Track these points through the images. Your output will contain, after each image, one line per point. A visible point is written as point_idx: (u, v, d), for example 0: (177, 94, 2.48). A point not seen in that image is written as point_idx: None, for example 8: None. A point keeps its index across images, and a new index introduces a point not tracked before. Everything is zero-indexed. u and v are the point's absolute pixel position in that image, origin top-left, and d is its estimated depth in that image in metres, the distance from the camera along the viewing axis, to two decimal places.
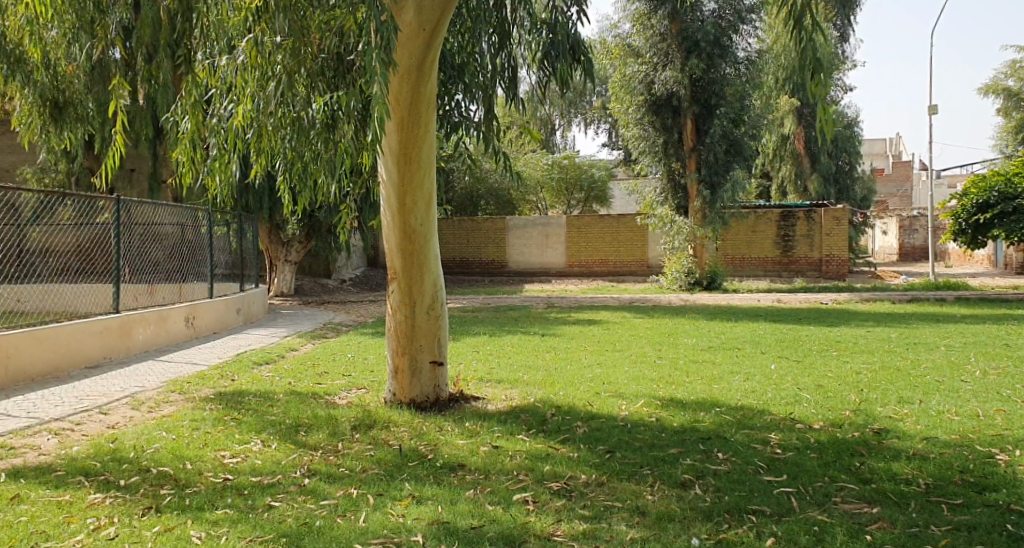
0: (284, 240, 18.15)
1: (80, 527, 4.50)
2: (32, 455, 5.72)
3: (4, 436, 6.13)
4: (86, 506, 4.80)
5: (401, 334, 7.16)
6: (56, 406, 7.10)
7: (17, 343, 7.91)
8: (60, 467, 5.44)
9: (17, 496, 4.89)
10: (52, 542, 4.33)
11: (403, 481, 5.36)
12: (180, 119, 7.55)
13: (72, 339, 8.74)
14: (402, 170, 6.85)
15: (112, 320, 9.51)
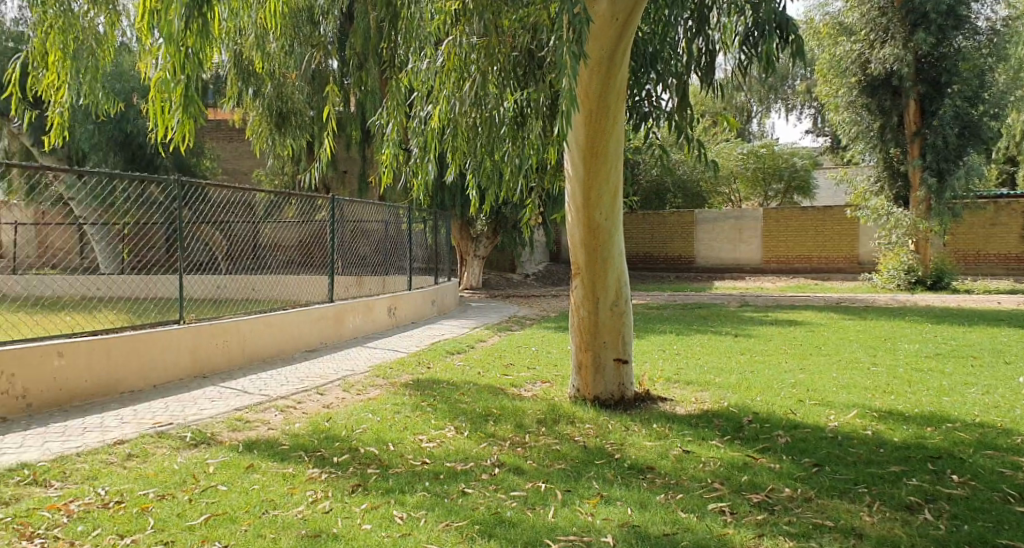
0: (474, 235, 18.65)
1: (300, 498, 4.79)
2: (263, 428, 6.20)
3: (240, 409, 6.69)
4: (305, 479, 5.09)
5: (585, 330, 7.02)
6: (281, 385, 7.68)
7: (252, 327, 8.66)
8: (284, 441, 5.83)
9: (250, 465, 5.30)
10: (278, 509, 4.62)
11: (591, 480, 5.21)
12: (384, 121, 7.85)
13: (296, 324, 9.44)
14: (588, 163, 6.71)
15: (328, 308, 10.17)
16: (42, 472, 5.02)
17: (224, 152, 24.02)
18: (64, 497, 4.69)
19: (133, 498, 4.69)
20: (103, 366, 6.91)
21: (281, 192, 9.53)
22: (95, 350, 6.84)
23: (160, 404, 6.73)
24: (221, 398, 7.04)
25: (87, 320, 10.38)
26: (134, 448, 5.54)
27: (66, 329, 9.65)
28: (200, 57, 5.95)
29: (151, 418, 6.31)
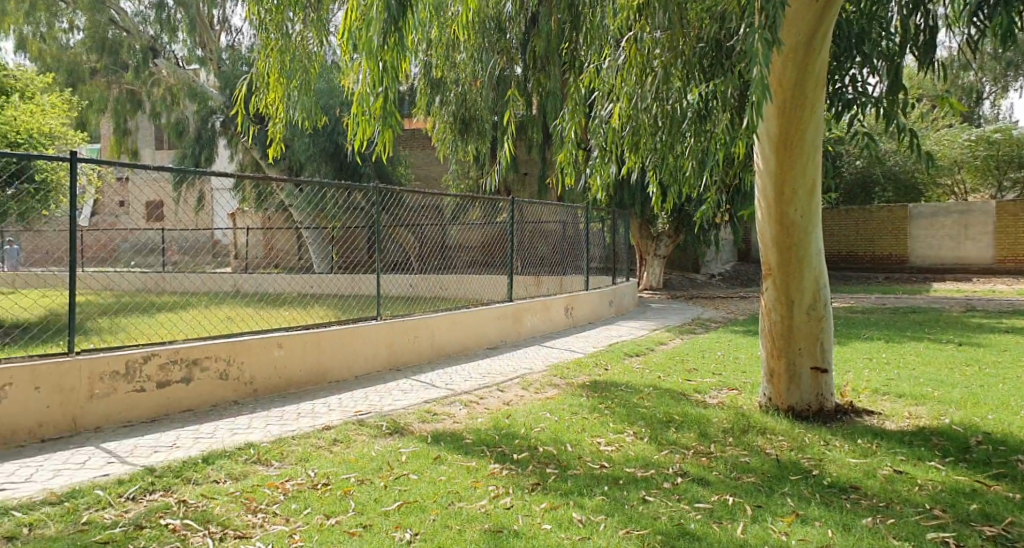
0: (654, 235, 18.13)
1: (483, 492, 4.72)
2: (449, 421, 6.24)
3: (427, 402, 6.79)
4: (488, 474, 5.02)
5: (777, 336, 6.45)
6: (465, 380, 7.75)
7: (441, 324, 8.84)
8: (467, 435, 5.82)
9: (437, 456, 5.31)
10: (462, 502, 4.58)
11: (785, 496, 4.74)
12: (564, 123, 7.69)
13: (479, 323, 9.54)
14: (781, 156, 6.14)
15: (508, 307, 10.21)
16: (265, 451, 5.28)
17: (418, 157, 25.02)
18: (281, 475, 4.91)
19: (338, 481, 4.83)
20: (315, 355, 7.28)
21: (466, 196, 9.54)
22: (309, 343, 7.20)
23: (359, 393, 7.00)
24: (413, 390, 7.19)
25: (300, 312, 10.93)
26: (338, 434, 5.73)
27: (286, 320, 10.22)
28: (396, 70, 6.21)
29: (354, 406, 6.55)
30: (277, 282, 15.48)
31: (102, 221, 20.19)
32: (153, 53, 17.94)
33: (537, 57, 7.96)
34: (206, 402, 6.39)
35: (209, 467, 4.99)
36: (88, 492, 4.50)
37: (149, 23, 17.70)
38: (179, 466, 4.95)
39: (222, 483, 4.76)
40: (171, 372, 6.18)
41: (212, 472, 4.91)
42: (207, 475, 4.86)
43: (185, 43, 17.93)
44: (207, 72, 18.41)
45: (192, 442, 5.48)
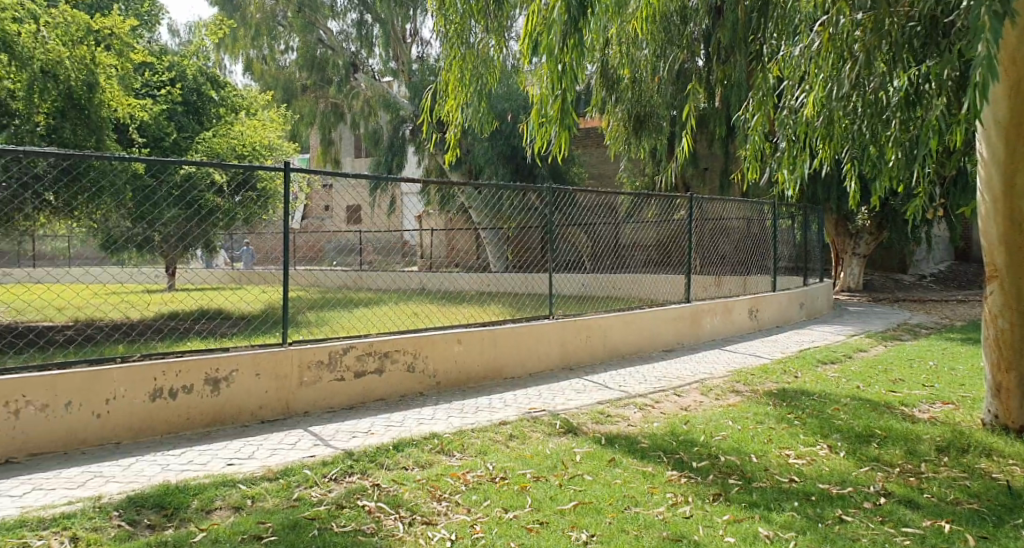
0: (853, 232, 16.94)
1: (660, 499, 4.52)
2: (624, 424, 6.06)
3: (602, 403, 6.65)
4: (666, 480, 4.81)
5: (1005, 347, 5.68)
6: (641, 383, 7.52)
7: (614, 324, 8.67)
8: (644, 439, 5.61)
9: (613, 459, 5.16)
10: (639, 508, 4.40)
11: (1015, 527, 4.17)
12: (748, 115, 7.27)
13: (654, 324, 9.25)
14: (1012, 144, 5.41)
15: (685, 308, 9.80)
16: (448, 442, 5.35)
17: (596, 155, 24.15)
18: (463, 467, 4.95)
19: (515, 476, 4.81)
20: (492, 351, 7.36)
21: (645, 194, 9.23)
22: (487, 339, 7.29)
23: (533, 392, 6.99)
24: (587, 391, 7.08)
25: (479, 310, 11.13)
26: (513, 430, 5.72)
27: (467, 316, 10.41)
28: (575, 72, 6.18)
29: (528, 404, 6.54)
30: (458, 281, 15.88)
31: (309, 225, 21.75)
32: (354, 68, 18.80)
33: (721, 48, 7.64)
34: (397, 393, 6.64)
35: (397, 453, 5.12)
36: (298, 471, 4.74)
37: (351, 40, 18.59)
38: (373, 452, 5.10)
39: (409, 470, 4.87)
40: (367, 363, 6.44)
41: (402, 459, 5.04)
42: (397, 462, 4.99)
43: (381, 57, 18.75)
44: (400, 83, 19.12)
45: (384, 429, 5.67)
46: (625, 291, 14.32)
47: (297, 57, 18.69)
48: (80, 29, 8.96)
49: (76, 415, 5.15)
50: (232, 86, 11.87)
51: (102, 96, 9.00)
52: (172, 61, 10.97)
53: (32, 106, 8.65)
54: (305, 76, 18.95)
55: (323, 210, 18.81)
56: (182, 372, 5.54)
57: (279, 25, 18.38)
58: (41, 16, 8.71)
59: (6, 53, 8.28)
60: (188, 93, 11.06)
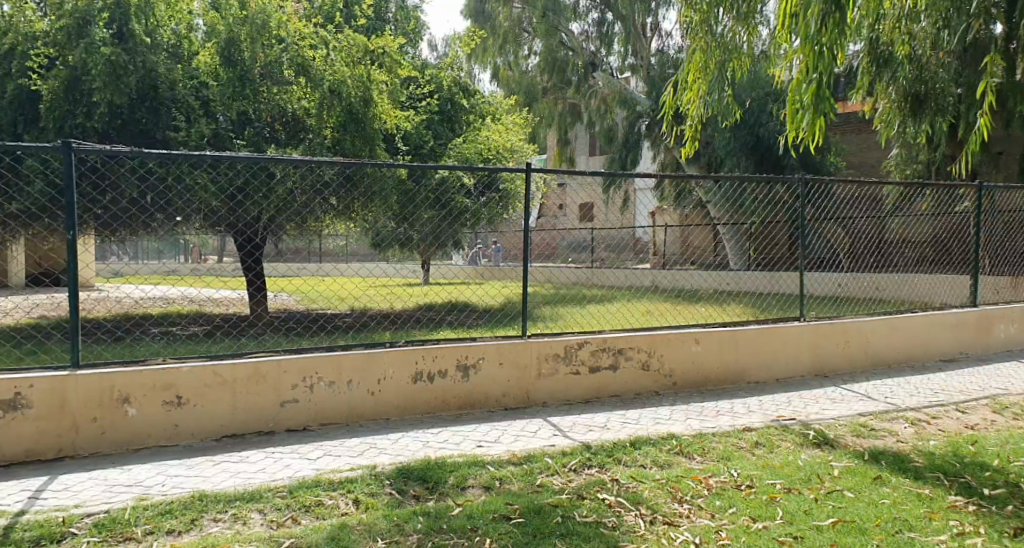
0: None
1: (942, 526, 4.09)
2: (891, 440, 5.50)
3: (866, 416, 6.09)
4: (947, 507, 4.31)
5: None
6: (912, 396, 6.77)
7: (877, 328, 7.87)
8: (917, 458, 5.05)
9: (879, 477, 4.71)
10: (917, 534, 4.02)
11: None
12: None
13: (930, 331, 8.22)
14: None
15: (969, 312, 8.59)
16: (688, 444, 5.18)
17: None
18: (704, 470, 4.77)
19: (763, 486, 4.54)
20: (731, 354, 7.01)
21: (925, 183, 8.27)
22: (727, 341, 6.97)
23: (782, 398, 6.58)
24: (846, 401, 6.52)
25: (719, 310, 10.74)
26: (760, 437, 5.42)
27: (703, 315, 10.10)
28: (835, 55, 5.74)
29: (776, 411, 6.17)
30: (693, 279, 15.29)
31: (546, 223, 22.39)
32: (593, 67, 18.86)
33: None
34: (630, 390, 6.56)
35: (636, 450, 5.05)
36: (540, 458, 4.85)
37: (591, 40, 18.79)
38: (611, 446, 5.08)
39: (649, 469, 4.79)
40: (601, 359, 6.44)
41: (640, 456, 4.97)
42: (635, 459, 4.92)
43: (619, 54, 18.53)
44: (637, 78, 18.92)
45: (620, 425, 5.65)
46: (891, 293, 12.09)
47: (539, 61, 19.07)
48: (361, 51, 9.73)
49: (356, 392, 5.74)
50: (481, 93, 12.13)
51: (377, 110, 9.75)
52: (431, 73, 11.31)
53: (321, 121, 9.68)
54: (546, 79, 19.32)
55: (561, 209, 19.26)
56: (439, 356, 5.93)
57: (525, 31, 18.95)
58: (331, 41, 9.71)
59: (304, 75, 9.52)
60: (443, 103, 11.36)
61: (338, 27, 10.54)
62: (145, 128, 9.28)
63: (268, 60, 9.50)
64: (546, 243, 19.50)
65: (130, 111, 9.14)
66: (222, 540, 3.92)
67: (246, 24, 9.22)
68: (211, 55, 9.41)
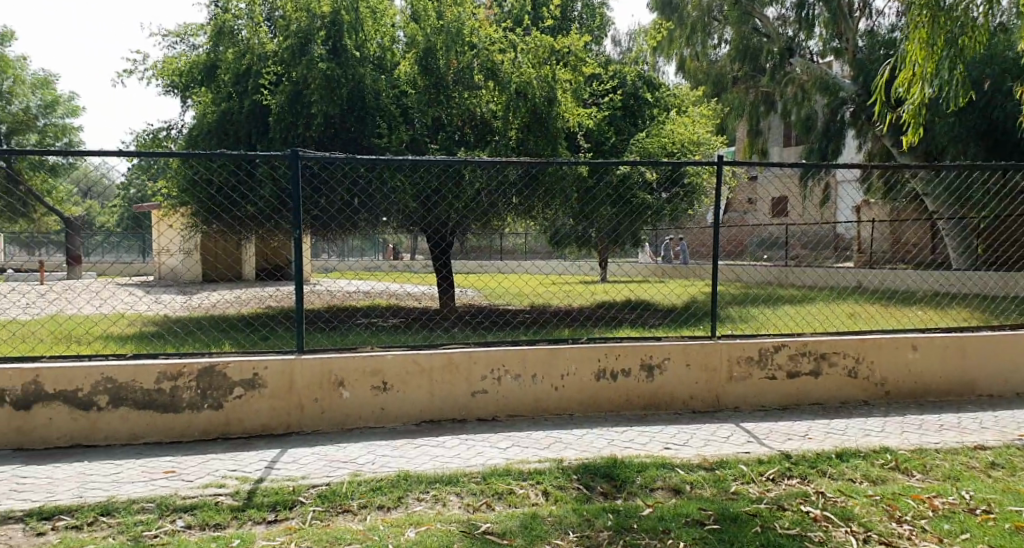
0: None
1: None
2: None
3: None
4: None
5: None
6: None
7: None
8: None
9: None
10: None
11: None
12: None
13: None
14: None
15: None
16: (905, 460, 4.78)
17: None
18: (927, 490, 4.37)
19: (1003, 513, 4.09)
20: (955, 363, 6.30)
21: None
22: (952, 348, 6.28)
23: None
24: None
25: (938, 313, 9.81)
26: (998, 458, 4.88)
27: (919, 319, 9.27)
28: None
29: (1014, 430, 5.51)
30: (910, 278, 13.91)
31: (734, 219, 21.60)
32: (791, 52, 17.62)
33: None
34: (833, 398, 6.14)
35: (843, 464, 4.74)
36: (735, 464, 4.68)
37: (789, 24, 17.37)
38: (814, 457, 4.81)
39: (859, 484, 4.47)
40: (800, 363, 6.08)
41: (848, 470, 4.65)
42: (843, 472, 4.62)
43: (822, 38, 17.12)
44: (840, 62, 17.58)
45: (823, 436, 5.31)
46: None
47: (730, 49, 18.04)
48: (547, 51, 10.06)
49: (540, 386, 5.81)
50: (667, 87, 11.85)
51: (562, 108, 9.85)
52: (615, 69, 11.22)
53: (507, 123, 9.90)
54: (736, 67, 18.23)
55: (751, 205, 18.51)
56: (622, 355, 5.88)
57: (714, 20, 17.90)
58: (518, 43, 10.07)
59: (493, 80, 9.95)
60: (627, 98, 11.23)
61: (529, 30, 10.78)
62: (355, 136, 10.07)
63: (460, 66, 9.99)
64: (735, 241, 18.85)
65: (341, 121, 9.97)
66: (424, 518, 4.19)
67: (442, 33, 9.79)
68: (411, 66, 10.05)
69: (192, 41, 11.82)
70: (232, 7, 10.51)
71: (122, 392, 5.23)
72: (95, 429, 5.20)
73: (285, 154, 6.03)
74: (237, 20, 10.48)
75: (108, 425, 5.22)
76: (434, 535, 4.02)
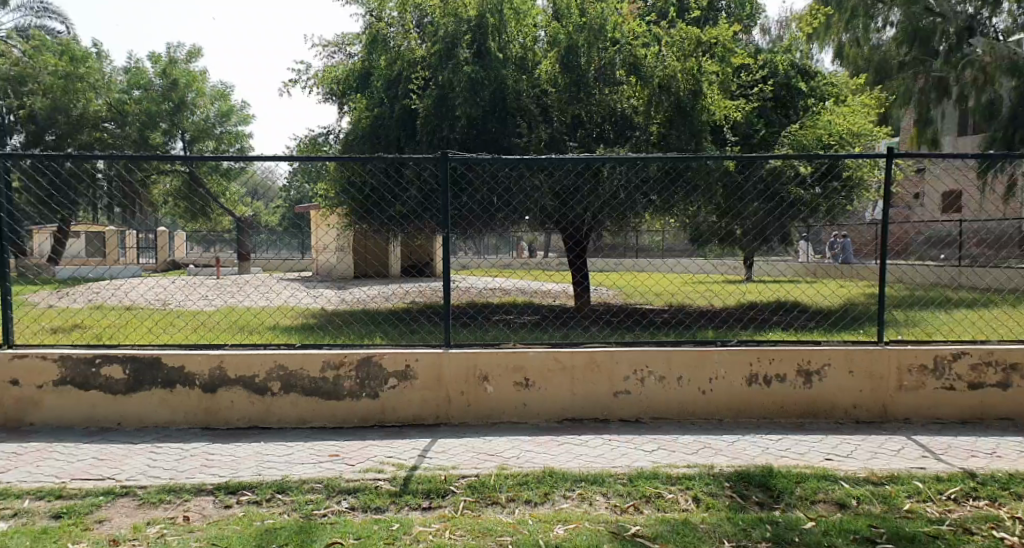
0: None
1: None
2: None
3: None
4: None
5: None
6: None
7: None
8: None
9: None
10: None
11: None
12: None
13: None
14: None
15: None
16: None
17: None
18: None
19: None
20: None
21: None
22: None
23: None
24: None
25: None
26: None
27: None
28: None
29: None
30: None
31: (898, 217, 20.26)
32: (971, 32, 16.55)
33: None
34: None
35: None
36: (909, 480, 4.34)
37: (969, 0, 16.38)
38: (1004, 478, 4.37)
39: None
40: (985, 374, 5.56)
41: None
42: None
43: (1011, 13, 16.32)
44: None
45: (1014, 455, 4.82)
46: None
47: (897, 32, 16.75)
48: (693, 44, 9.74)
49: (688, 388, 5.63)
50: (824, 74, 11.23)
51: (707, 102, 9.65)
52: (766, 57, 10.76)
53: (649, 118, 9.80)
54: (905, 52, 16.86)
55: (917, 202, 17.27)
56: (778, 359, 5.60)
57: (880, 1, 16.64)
58: (663, 37, 9.94)
59: (636, 74, 9.78)
60: (779, 89, 10.76)
61: (676, 24, 10.61)
62: (496, 137, 10.15)
63: (603, 64, 9.99)
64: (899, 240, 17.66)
65: (484, 123, 10.10)
66: (573, 516, 4.16)
67: (585, 30, 9.76)
68: (552, 64, 10.02)
69: (348, 50, 12.42)
70: (384, 15, 10.94)
71: (292, 379, 5.53)
72: (268, 412, 5.53)
73: (436, 156, 6.26)
74: (389, 28, 10.92)
75: (281, 409, 5.54)
76: (584, 533, 3.98)
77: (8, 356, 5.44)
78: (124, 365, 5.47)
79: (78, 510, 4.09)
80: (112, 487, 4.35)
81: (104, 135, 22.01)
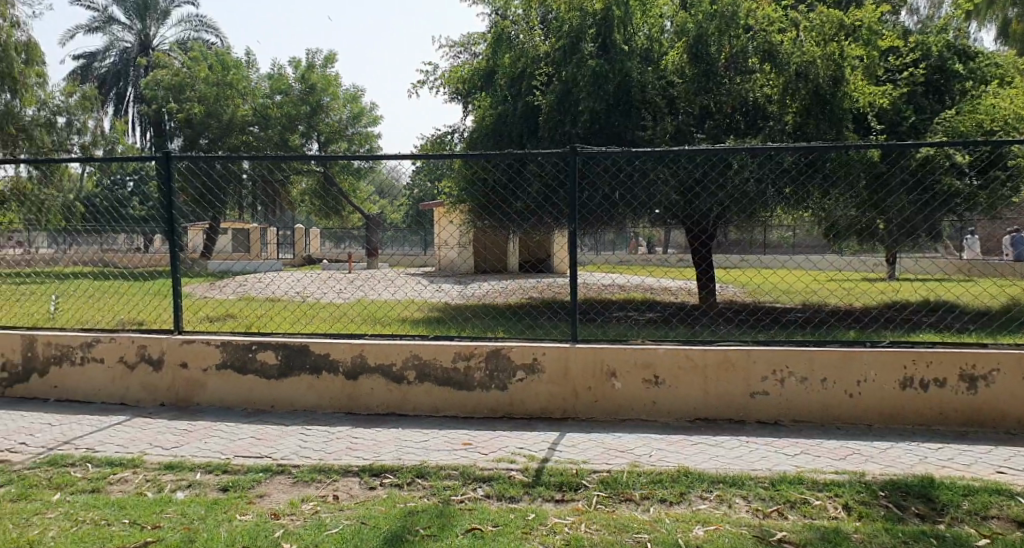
0: None
1: None
2: None
3: None
4: None
5: None
6: None
7: None
8: None
9: None
10: None
11: None
12: None
13: None
14: None
15: None
16: None
17: None
18: None
19: None
20: None
21: None
22: None
23: None
24: None
25: None
26: None
27: None
28: None
29: None
30: None
31: None
32: None
33: None
34: None
35: None
36: None
37: None
38: None
39: None
40: None
41: None
42: None
43: None
44: None
45: None
46: None
47: None
48: (834, 27, 9.36)
49: (833, 390, 5.35)
50: (985, 54, 10.38)
51: (849, 88, 9.18)
52: (917, 39, 10.10)
53: (784, 107, 9.43)
54: None
55: None
56: (935, 362, 5.24)
57: None
58: (801, 21, 9.58)
59: (770, 62, 9.44)
60: (931, 73, 10.03)
61: (812, 11, 10.18)
62: (620, 130, 9.93)
63: (733, 51, 9.67)
64: None
65: (607, 116, 9.92)
66: (712, 517, 4.02)
67: (716, 18, 9.49)
68: (679, 55, 9.82)
69: (473, 50, 12.63)
70: (510, 14, 11.05)
71: (426, 368, 5.65)
72: (404, 400, 5.68)
73: (562, 151, 6.16)
74: (513, 27, 11.06)
75: (416, 397, 5.67)
76: (725, 536, 3.84)
77: (178, 341, 5.84)
78: (277, 351, 5.75)
79: (242, 484, 4.32)
80: (270, 465, 4.57)
81: (249, 139, 23.35)
